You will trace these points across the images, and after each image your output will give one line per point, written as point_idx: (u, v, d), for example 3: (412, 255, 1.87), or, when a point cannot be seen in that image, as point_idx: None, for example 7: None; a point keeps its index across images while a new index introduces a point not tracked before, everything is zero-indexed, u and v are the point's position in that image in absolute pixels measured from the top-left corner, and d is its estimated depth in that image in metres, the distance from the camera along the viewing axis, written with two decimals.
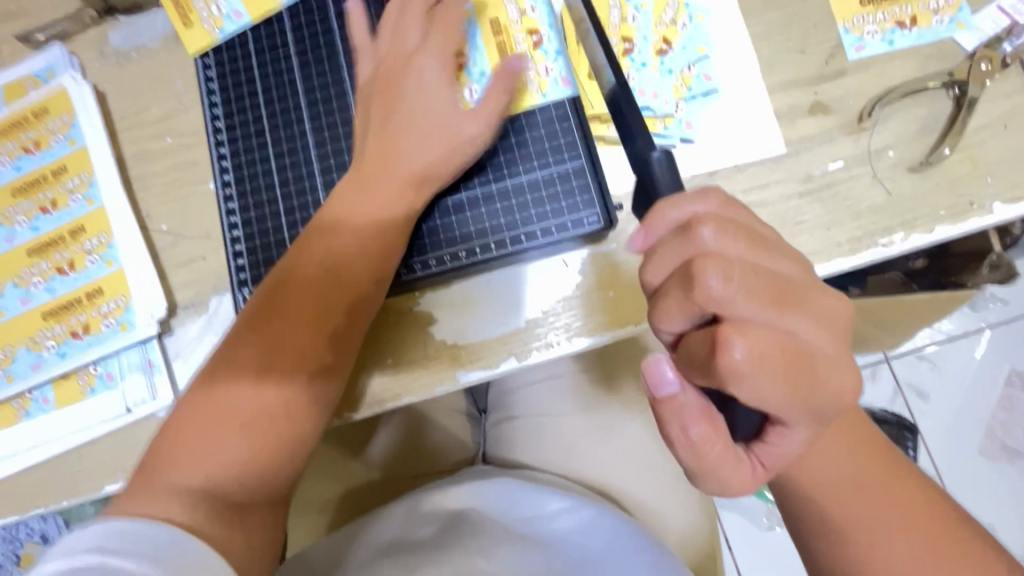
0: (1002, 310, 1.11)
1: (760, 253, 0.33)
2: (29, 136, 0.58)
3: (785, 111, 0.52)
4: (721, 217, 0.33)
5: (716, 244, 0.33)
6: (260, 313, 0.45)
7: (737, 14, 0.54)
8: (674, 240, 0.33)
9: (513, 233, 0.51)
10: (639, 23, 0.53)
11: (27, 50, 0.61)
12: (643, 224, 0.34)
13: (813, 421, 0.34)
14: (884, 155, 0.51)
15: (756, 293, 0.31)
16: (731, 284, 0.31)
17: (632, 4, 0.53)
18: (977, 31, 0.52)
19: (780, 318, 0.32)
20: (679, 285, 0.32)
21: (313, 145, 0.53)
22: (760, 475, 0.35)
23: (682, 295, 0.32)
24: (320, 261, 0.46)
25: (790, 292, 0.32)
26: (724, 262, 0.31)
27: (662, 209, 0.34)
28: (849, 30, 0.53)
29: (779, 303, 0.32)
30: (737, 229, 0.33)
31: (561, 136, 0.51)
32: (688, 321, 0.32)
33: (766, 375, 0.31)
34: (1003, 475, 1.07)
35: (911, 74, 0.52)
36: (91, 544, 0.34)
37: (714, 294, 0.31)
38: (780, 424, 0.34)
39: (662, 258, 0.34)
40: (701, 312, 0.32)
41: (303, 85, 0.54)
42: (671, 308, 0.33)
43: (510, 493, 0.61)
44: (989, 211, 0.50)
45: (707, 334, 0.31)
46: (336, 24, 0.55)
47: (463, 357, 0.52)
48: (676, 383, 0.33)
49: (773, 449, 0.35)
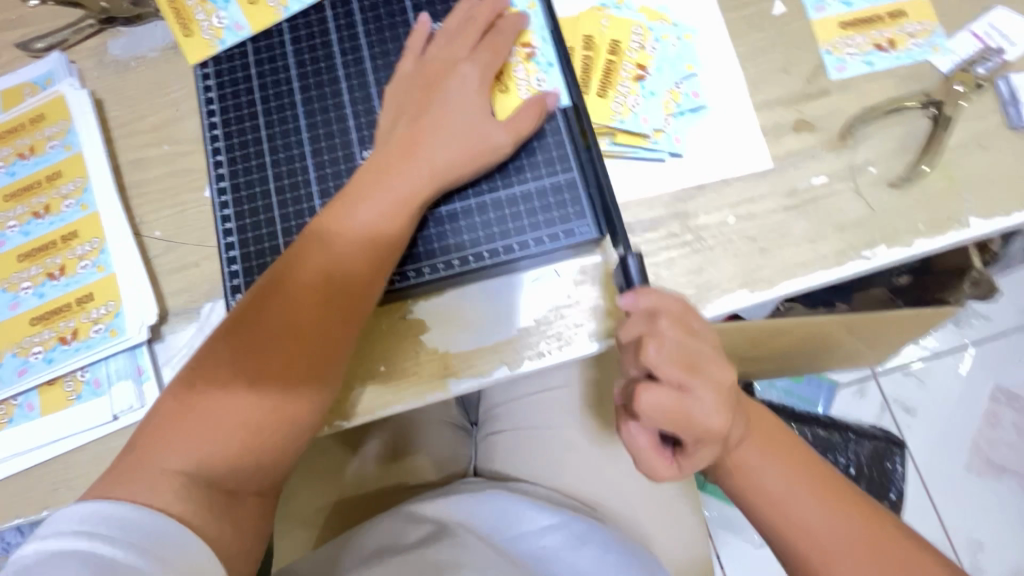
0: (984, 327, 1.13)
1: (700, 340, 0.42)
2: (24, 141, 0.58)
3: (770, 128, 0.54)
4: (677, 314, 0.42)
5: (667, 329, 0.41)
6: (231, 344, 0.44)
7: (724, 34, 0.56)
8: (638, 319, 0.42)
9: (506, 242, 0.52)
10: (658, 53, 0.55)
11: (25, 58, 0.61)
12: (631, 291, 0.42)
13: (719, 448, 0.43)
14: (865, 171, 0.52)
15: (681, 363, 0.40)
16: (668, 355, 0.40)
17: (654, 34, 0.55)
18: (952, 54, 0.55)
19: (703, 385, 0.40)
20: (631, 350, 0.42)
21: (310, 153, 0.54)
22: (676, 475, 0.44)
23: (632, 357, 0.42)
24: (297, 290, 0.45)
25: (706, 367, 0.41)
26: (662, 339, 0.41)
27: (638, 291, 0.42)
28: (830, 51, 0.55)
29: (694, 372, 0.40)
30: (685, 322, 0.42)
31: (553, 148, 0.52)
32: (637, 370, 0.42)
33: (659, 421, 0.40)
34: (990, 492, 1.08)
35: (890, 94, 0.54)
36: (75, 526, 0.37)
37: (650, 360, 0.40)
38: (693, 447, 0.42)
39: (627, 326, 0.42)
40: (643, 369, 0.42)
41: (301, 95, 0.55)
42: (625, 363, 0.43)
43: (503, 508, 0.61)
44: (967, 226, 0.51)
45: (634, 384, 0.41)
46: (335, 36, 0.56)
47: (455, 365, 0.53)
48: (621, 404, 0.43)
49: (688, 463, 0.43)
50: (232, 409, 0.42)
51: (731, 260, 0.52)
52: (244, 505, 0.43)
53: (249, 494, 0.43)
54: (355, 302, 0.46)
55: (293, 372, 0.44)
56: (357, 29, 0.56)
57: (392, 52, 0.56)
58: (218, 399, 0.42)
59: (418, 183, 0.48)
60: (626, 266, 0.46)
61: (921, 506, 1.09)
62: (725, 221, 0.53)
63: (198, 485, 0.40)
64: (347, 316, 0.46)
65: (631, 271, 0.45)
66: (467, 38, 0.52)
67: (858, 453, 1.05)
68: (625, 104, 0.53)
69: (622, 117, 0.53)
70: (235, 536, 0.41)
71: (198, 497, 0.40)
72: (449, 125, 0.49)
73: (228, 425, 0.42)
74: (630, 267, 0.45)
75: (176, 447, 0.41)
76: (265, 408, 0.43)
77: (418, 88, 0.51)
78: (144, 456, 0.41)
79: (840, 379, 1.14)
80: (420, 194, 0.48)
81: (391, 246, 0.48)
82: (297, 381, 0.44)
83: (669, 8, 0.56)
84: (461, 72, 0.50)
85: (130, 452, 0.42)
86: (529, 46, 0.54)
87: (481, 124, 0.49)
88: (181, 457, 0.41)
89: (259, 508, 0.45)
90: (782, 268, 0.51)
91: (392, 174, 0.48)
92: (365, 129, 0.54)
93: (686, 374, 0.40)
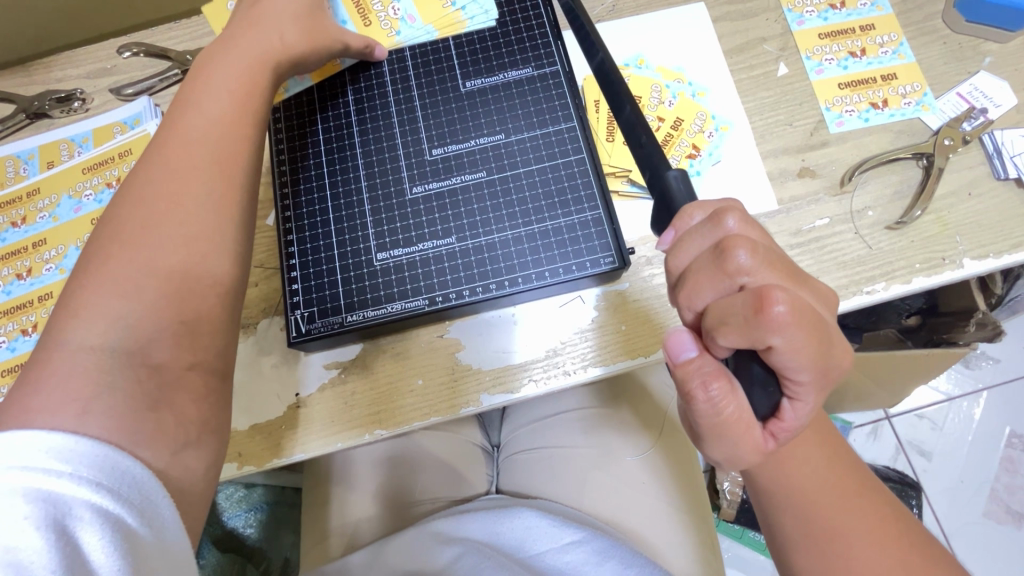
0: (995, 370, 1.15)
1: (772, 242, 0.38)
2: (112, 172, 0.65)
3: (776, 174, 0.60)
4: (743, 210, 0.37)
5: (737, 230, 0.36)
6: (116, 242, 0.39)
7: (734, 92, 0.63)
8: (702, 227, 0.37)
9: (537, 270, 0.56)
10: (676, 107, 0.62)
11: (116, 101, 0.70)
12: (671, 226, 0.39)
13: (820, 394, 0.35)
14: (864, 215, 0.58)
15: (776, 267, 0.34)
16: (757, 257, 0.34)
17: (671, 91, 0.62)
18: (940, 113, 0.61)
19: (798, 291, 0.35)
20: (710, 260, 0.35)
21: (363, 183, 0.60)
22: (770, 445, 0.36)
23: (714, 268, 0.35)
24: (219, 191, 0.43)
25: (801, 274, 0.36)
26: (748, 240, 0.35)
27: (685, 212, 0.38)
28: (830, 108, 0.62)
29: (795, 280, 0.35)
30: (752, 219, 0.37)
31: (582, 188, 0.58)
32: (716, 293, 0.35)
33: (804, 336, 0.32)
34: (1009, 540, 1.07)
35: (885, 146, 0.60)
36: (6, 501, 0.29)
37: (742, 264, 0.34)
38: (791, 395, 0.34)
39: (690, 245, 0.37)
40: (729, 283, 0.34)
41: (358, 135, 0.61)
42: (700, 284, 0.36)
43: (526, 526, 0.64)
44: (960, 266, 0.56)
45: (720, 304, 0.34)
46: (389, 79, 0.63)
47: (488, 381, 0.57)
48: (695, 349, 0.36)
49: (784, 422, 0.35)
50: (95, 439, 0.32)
51: None
52: None
53: None
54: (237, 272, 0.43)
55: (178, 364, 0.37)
56: (410, 79, 0.63)
57: (440, 102, 0.62)
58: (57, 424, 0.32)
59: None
60: (668, 181, 0.41)
61: None
62: None
63: None
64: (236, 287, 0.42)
65: (676, 186, 0.41)
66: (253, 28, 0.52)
67: None
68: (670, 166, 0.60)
69: None
70: None
71: None
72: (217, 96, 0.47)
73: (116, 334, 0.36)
74: (674, 183, 0.41)
75: None
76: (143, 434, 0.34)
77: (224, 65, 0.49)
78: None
79: (853, 420, 1.16)
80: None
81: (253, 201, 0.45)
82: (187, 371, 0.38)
83: (685, 68, 0.64)
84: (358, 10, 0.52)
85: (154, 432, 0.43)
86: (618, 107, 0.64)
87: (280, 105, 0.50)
88: None
89: None
90: None
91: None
92: (414, 168, 0.60)
93: (790, 284, 0.34)
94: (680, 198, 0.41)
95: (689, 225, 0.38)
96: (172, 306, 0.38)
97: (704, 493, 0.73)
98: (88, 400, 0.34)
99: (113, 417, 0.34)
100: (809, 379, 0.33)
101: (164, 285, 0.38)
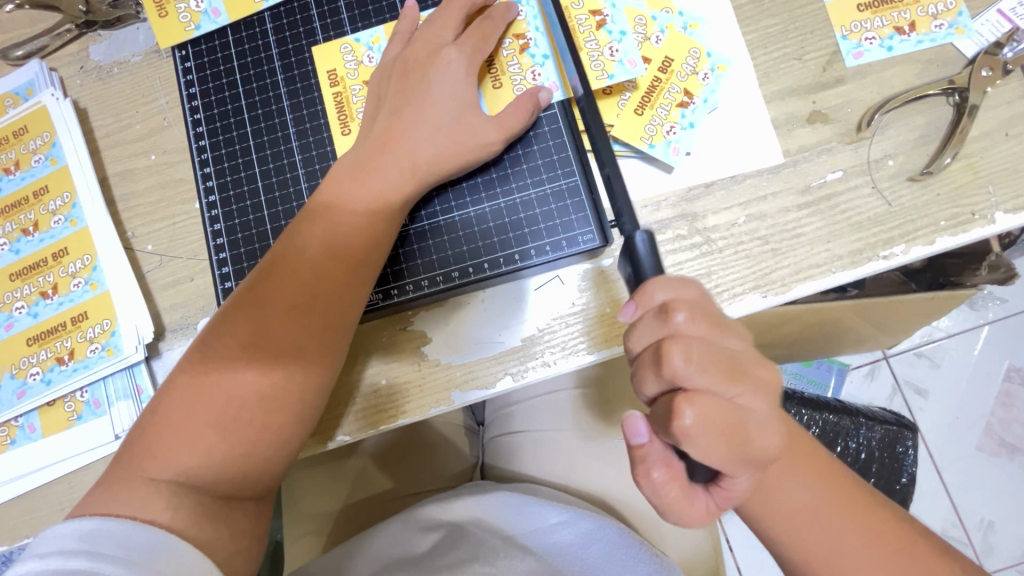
0: (1000, 309, 1.10)
1: (723, 333, 0.35)
2: (9, 155, 0.56)
3: (782, 121, 0.51)
4: (693, 303, 0.35)
5: (685, 327, 0.34)
6: (296, 238, 0.46)
7: (732, 21, 0.53)
8: (650, 320, 0.35)
9: (506, 252, 0.50)
10: (665, 44, 0.52)
11: (5, 67, 0.59)
12: (632, 299, 0.35)
13: (757, 472, 0.35)
14: (883, 165, 0.50)
15: (713, 371, 0.33)
16: (692, 364, 0.33)
17: (660, 23, 0.52)
18: (977, 36, 0.51)
19: (734, 393, 0.34)
20: (651, 362, 0.34)
21: (298, 155, 0.53)
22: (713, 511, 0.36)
23: (654, 371, 0.34)
24: (371, 234, 0.46)
25: (741, 367, 0.34)
26: (686, 343, 0.33)
27: (647, 289, 0.35)
28: (847, 36, 0.52)
29: (733, 379, 0.33)
30: (705, 313, 0.35)
31: (554, 151, 0.51)
32: (657, 389, 0.34)
33: (710, 440, 0.32)
34: (1005, 476, 1.07)
35: (911, 80, 0.51)
36: (77, 545, 0.36)
37: (677, 371, 0.33)
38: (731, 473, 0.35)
39: (639, 333, 0.35)
40: (666, 386, 0.34)
41: (288, 102, 0.53)
42: (645, 378, 0.35)
43: (510, 505, 0.59)
44: (991, 221, 0.49)
45: (665, 403, 0.33)
46: (319, 27, 0.54)
47: (458, 377, 0.51)
48: (646, 434, 0.35)
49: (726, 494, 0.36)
50: (225, 420, 0.42)
51: (742, 262, 0.50)
52: (246, 514, 0.43)
53: (248, 505, 0.43)
54: (342, 313, 0.45)
55: (289, 379, 0.43)
56: (344, 28, 0.54)
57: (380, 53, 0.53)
58: (182, 437, 0.41)
59: (401, 181, 0.47)
60: (634, 244, 0.37)
61: (934, 491, 1.08)
62: (735, 221, 0.50)
63: (197, 499, 0.40)
64: (339, 324, 0.45)
65: (640, 251, 0.37)
66: (451, 19, 0.50)
67: (870, 439, 1.02)
68: (659, 128, 0.51)
69: (652, 142, 0.51)
70: (239, 546, 0.42)
71: (193, 508, 0.40)
72: (435, 120, 0.47)
73: (219, 425, 0.42)
74: (639, 248, 0.37)
75: (170, 466, 0.41)
76: (224, 441, 0.42)
77: (401, 79, 0.49)
78: (128, 471, 0.41)
79: (851, 363, 1.13)
80: (402, 190, 0.47)
81: (374, 246, 0.46)
82: (292, 388, 0.43)
83: None
84: (439, 74, 0.48)
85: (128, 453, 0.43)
86: (600, 13, 0.51)
87: (469, 116, 0.48)
88: (175, 474, 0.41)
89: (263, 516, 0.45)
90: (796, 269, 0.49)
91: (371, 172, 0.47)
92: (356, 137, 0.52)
93: (727, 384, 0.33)
94: (644, 263, 0.37)
95: (650, 302, 0.35)
96: (311, 336, 0.44)
97: None
98: (200, 423, 0.42)
99: (216, 428, 0.42)
100: (733, 466, 0.34)
101: (279, 328, 0.43)
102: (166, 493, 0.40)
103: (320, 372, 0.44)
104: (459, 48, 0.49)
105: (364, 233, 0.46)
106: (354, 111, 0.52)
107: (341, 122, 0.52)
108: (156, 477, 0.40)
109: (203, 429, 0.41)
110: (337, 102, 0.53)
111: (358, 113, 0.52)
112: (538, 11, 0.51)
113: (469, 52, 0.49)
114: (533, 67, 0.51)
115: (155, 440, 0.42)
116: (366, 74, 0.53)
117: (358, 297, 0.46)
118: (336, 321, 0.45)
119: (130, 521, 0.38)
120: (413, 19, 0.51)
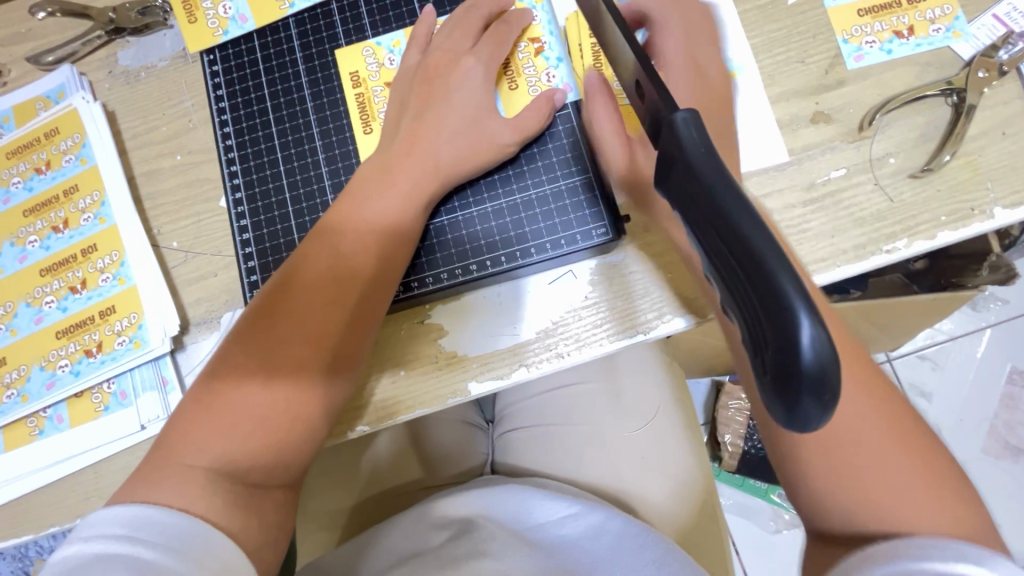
0: (1002, 310, 1.11)
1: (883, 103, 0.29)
2: (40, 156, 0.58)
3: (787, 121, 0.53)
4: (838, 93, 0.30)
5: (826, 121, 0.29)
6: (322, 232, 0.48)
7: (738, 26, 0.55)
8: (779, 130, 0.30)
9: (522, 246, 0.52)
10: None
11: (37, 71, 0.61)
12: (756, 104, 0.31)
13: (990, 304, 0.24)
14: (885, 162, 0.52)
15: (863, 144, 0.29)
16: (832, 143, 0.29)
17: None
18: (973, 39, 0.53)
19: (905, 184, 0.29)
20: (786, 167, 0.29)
21: (321, 154, 0.55)
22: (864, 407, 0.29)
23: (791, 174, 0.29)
24: (394, 229, 0.48)
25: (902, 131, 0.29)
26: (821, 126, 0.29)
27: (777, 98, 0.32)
28: (847, 40, 0.54)
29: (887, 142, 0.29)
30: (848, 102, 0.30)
31: (568, 149, 0.53)
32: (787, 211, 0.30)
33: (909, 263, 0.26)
34: (1010, 476, 1.07)
35: (910, 82, 0.53)
36: (118, 530, 0.38)
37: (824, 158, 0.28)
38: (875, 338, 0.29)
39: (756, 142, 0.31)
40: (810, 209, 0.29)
41: (312, 103, 0.56)
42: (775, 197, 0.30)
43: (521, 500, 0.61)
44: (990, 216, 0.50)
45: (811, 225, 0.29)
46: (341, 32, 0.56)
47: (474, 368, 0.53)
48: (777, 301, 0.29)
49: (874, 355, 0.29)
50: (253, 408, 0.43)
51: None
52: (272, 501, 0.44)
53: (274, 492, 0.45)
54: (366, 303, 0.46)
55: (316, 365, 0.45)
56: (366, 33, 0.56)
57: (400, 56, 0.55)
58: (212, 423, 0.43)
59: (422, 179, 0.49)
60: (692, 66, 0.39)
61: None
62: None
63: (226, 485, 0.42)
64: (363, 313, 0.46)
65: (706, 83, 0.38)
66: (470, 27, 0.52)
67: None
68: None
69: None
70: (266, 531, 0.43)
71: (222, 494, 0.41)
72: (455, 121, 0.50)
73: (247, 413, 0.43)
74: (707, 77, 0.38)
75: (200, 453, 0.42)
76: (251, 428, 0.43)
77: (421, 83, 0.51)
78: (162, 457, 0.42)
79: None
80: (423, 187, 0.49)
81: (395, 241, 0.48)
82: (318, 375, 0.45)
83: None
84: (458, 78, 0.51)
85: (159, 440, 0.44)
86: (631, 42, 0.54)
87: (486, 118, 0.50)
88: (205, 460, 0.42)
89: (287, 503, 0.46)
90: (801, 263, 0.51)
91: (393, 170, 0.49)
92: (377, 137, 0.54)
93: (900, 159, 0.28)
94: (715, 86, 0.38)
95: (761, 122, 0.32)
96: (336, 325, 0.45)
97: (705, 458, 0.71)
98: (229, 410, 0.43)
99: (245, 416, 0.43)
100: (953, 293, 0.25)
101: (307, 316, 0.45)
102: (197, 479, 0.41)
103: (346, 359, 0.46)
104: (476, 56, 0.51)
105: (387, 227, 0.48)
106: (376, 112, 0.55)
107: (363, 121, 0.55)
108: (186, 462, 0.42)
109: (232, 416, 0.43)
110: (359, 103, 0.55)
111: (380, 113, 0.54)
112: (552, 17, 0.54)
113: (486, 58, 0.51)
114: (547, 70, 0.53)
115: (187, 427, 0.43)
116: (387, 76, 0.55)
117: (381, 288, 0.47)
118: (361, 311, 0.46)
119: (165, 507, 0.39)
120: (429, 23, 0.54)
